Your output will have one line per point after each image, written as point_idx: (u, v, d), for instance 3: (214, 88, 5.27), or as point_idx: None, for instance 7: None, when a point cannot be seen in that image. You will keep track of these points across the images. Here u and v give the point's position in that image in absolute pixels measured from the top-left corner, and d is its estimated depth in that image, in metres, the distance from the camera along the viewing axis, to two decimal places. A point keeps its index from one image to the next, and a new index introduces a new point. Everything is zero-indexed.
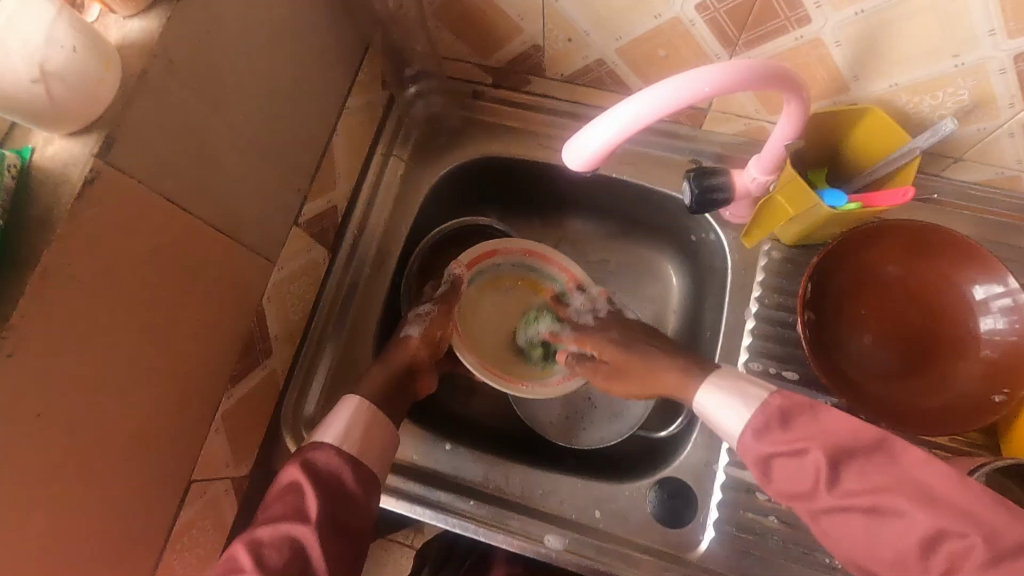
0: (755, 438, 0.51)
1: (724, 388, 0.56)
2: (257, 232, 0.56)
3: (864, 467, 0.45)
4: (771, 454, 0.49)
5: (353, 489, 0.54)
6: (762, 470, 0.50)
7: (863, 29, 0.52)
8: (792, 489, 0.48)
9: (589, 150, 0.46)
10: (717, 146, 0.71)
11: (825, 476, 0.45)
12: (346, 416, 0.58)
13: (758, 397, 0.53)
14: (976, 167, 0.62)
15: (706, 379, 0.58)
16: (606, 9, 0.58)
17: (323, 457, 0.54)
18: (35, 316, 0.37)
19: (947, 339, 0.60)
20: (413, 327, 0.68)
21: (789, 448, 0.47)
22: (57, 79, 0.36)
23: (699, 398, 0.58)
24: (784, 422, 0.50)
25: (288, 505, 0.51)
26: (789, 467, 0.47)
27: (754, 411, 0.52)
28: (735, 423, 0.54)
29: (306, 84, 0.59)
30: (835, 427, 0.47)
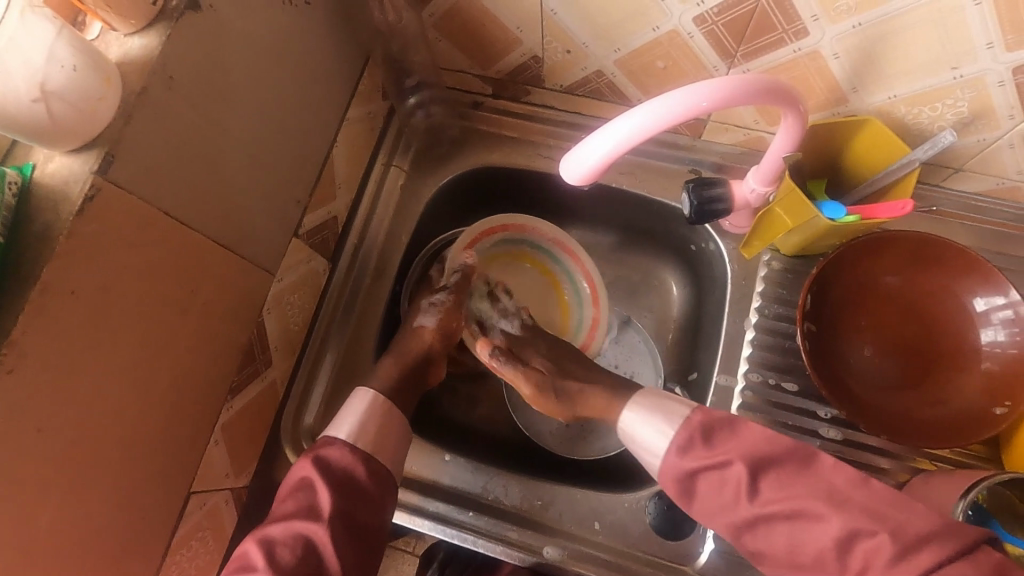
0: (678, 456, 0.52)
1: (644, 411, 0.57)
2: (258, 244, 0.56)
3: (778, 479, 0.48)
4: (695, 471, 0.51)
5: (365, 484, 0.55)
6: (683, 490, 0.52)
7: (861, 42, 0.52)
8: (714, 504, 0.50)
9: (586, 164, 0.47)
10: (716, 156, 0.71)
11: (745, 487, 0.48)
12: (359, 410, 0.59)
13: (679, 414, 0.54)
14: (975, 178, 0.62)
15: (631, 398, 0.60)
16: (604, 22, 0.58)
17: (336, 454, 0.55)
18: (34, 332, 0.37)
19: (947, 351, 0.60)
20: (427, 317, 0.68)
21: (712, 462, 0.50)
22: (57, 98, 0.36)
23: (622, 416, 0.59)
24: (705, 438, 0.52)
25: (300, 503, 0.52)
26: (713, 480, 0.50)
27: (675, 428, 0.53)
28: (655, 444, 0.55)
29: (306, 96, 0.59)
30: (748, 438, 0.50)
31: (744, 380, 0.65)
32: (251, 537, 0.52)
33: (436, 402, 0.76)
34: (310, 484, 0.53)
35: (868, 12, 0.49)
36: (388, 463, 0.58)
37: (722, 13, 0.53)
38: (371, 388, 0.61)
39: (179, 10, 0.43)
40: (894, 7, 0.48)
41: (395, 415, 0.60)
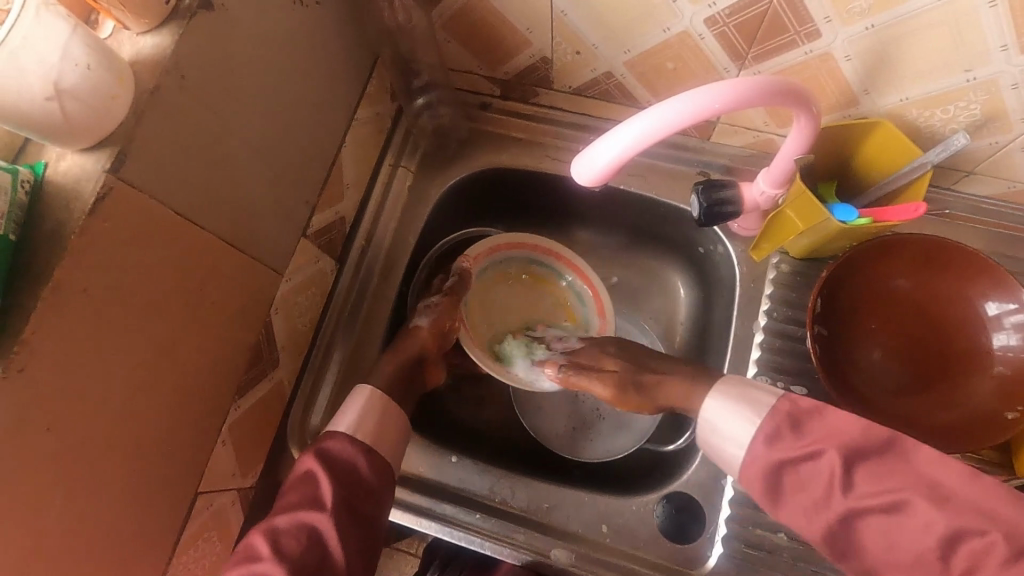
0: (766, 446, 0.48)
1: (728, 399, 0.52)
2: (267, 243, 0.56)
3: (875, 469, 0.43)
4: (785, 463, 0.46)
5: (367, 476, 0.54)
6: (772, 478, 0.47)
7: (873, 43, 0.51)
8: (805, 498, 0.45)
9: (598, 165, 0.46)
10: (725, 158, 0.70)
11: (839, 479, 0.43)
12: (358, 406, 0.58)
13: (766, 403, 0.50)
14: (986, 181, 0.62)
15: (712, 387, 0.55)
16: (615, 23, 0.58)
17: (337, 445, 0.55)
18: (46, 331, 0.37)
19: (958, 355, 0.60)
20: (423, 317, 0.68)
21: (802, 452, 0.45)
22: (71, 96, 0.36)
23: (706, 404, 0.53)
24: (795, 428, 0.47)
25: (303, 495, 0.51)
26: (803, 473, 0.45)
27: (764, 419, 0.49)
28: (745, 437, 0.49)
29: (315, 96, 0.59)
30: (839, 426, 0.45)
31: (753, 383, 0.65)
32: (252, 530, 0.51)
33: (442, 404, 0.76)
34: (312, 475, 0.52)
35: (881, 14, 0.49)
36: (387, 456, 0.57)
37: (733, 14, 0.53)
38: (371, 385, 0.60)
39: (191, 8, 0.43)
40: (908, 9, 0.48)
41: (392, 408, 0.59)
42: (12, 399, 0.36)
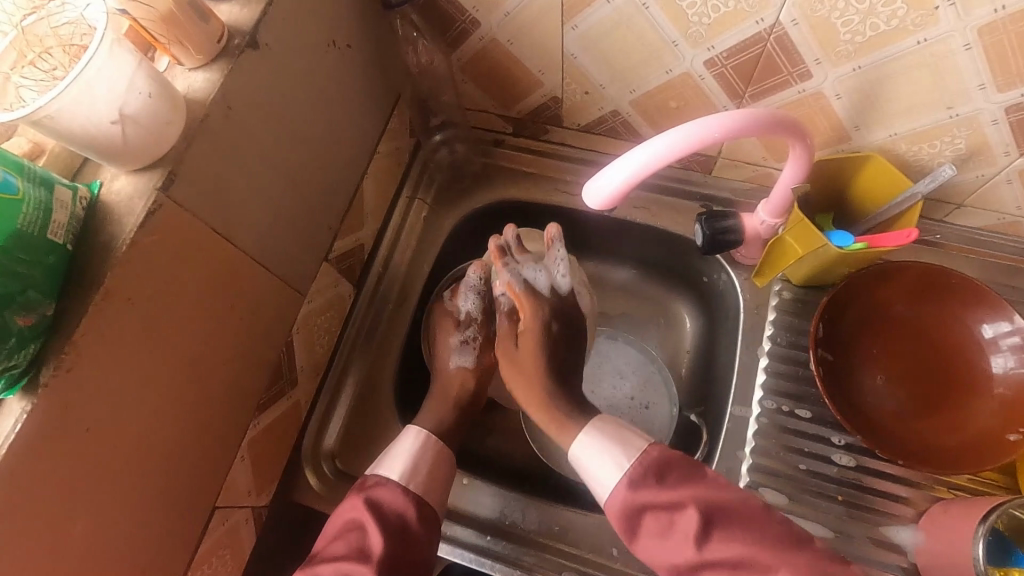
0: (629, 490, 0.54)
1: (597, 441, 0.58)
2: (292, 264, 0.59)
3: (730, 529, 0.50)
4: (647, 506, 0.53)
5: (413, 528, 0.57)
6: (631, 526, 0.53)
7: (861, 83, 0.56)
8: (655, 543, 0.52)
9: (607, 189, 0.50)
10: (727, 191, 0.74)
11: (695, 532, 0.50)
12: (410, 450, 0.61)
13: (636, 446, 0.56)
14: (976, 213, 0.65)
15: (588, 425, 0.60)
16: (621, 64, 0.63)
17: (388, 495, 0.58)
18: (94, 334, 0.40)
19: (960, 379, 0.61)
20: (463, 356, 0.71)
21: (667, 501, 0.52)
22: (133, 121, 0.40)
23: (576, 442, 0.59)
24: (659, 474, 0.54)
25: (351, 544, 0.54)
26: (668, 521, 0.52)
27: (632, 462, 0.55)
28: (608, 477, 0.56)
29: (342, 130, 0.63)
30: (705, 486, 0.53)
31: (759, 407, 0.66)
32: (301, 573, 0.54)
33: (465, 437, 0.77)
34: (363, 528, 0.55)
35: (866, 56, 0.53)
36: (437, 503, 0.60)
37: (731, 57, 0.57)
38: (421, 427, 0.63)
39: (240, 47, 0.47)
40: (891, 52, 0.52)
41: (446, 452, 0.63)
42: (60, 398, 0.38)
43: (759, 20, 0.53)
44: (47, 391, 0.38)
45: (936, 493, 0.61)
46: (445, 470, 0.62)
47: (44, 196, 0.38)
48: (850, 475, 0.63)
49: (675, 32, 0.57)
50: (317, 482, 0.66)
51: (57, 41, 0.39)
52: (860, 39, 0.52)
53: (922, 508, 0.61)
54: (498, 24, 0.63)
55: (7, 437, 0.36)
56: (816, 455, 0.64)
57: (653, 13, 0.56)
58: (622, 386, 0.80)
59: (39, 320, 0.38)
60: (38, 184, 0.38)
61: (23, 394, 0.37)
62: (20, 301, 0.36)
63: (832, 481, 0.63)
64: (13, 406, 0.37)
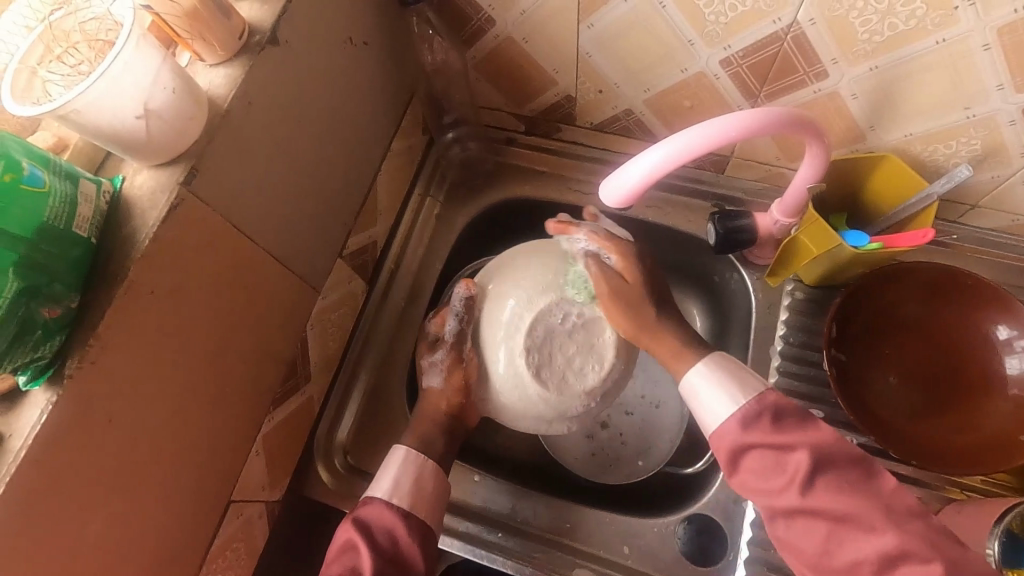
0: (739, 428, 0.51)
1: (712, 375, 0.55)
2: (307, 260, 0.60)
3: (838, 480, 0.47)
4: (752, 445, 0.50)
5: (405, 543, 0.55)
6: (733, 461, 0.51)
7: (878, 83, 0.56)
8: (757, 483, 0.50)
9: (625, 187, 0.50)
10: (740, 191, 0.74)
11: (803, 474, 0.47)
12: (392, 469, 0.59)
13: (754, 387, 0.53)
14: (990, 214, 0.65)
15: (703, 360, 0.57)
16: (637, 63, 0.63)
17: (375, 512, 0.55)
18: (117, 327, 0.40)
19: (974, 380, 0.61)
20: (433, 377, 0.65)
21: (778, 444, 0.49)
22: (157, 116, 0.40)
23: (685, 378, 0.56)
24: (775, 416, 0.51)
25: (345, 565, 0.52)
26: (777, 460, 0.49)
27: (748, 401, 0.52)
28: (717, 414, 0.53)
29: (358, 127, 0.64)
30: (817, 435, 0.49)
31: None
32: None
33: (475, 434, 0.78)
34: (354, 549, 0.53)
35: (884, 56, 0.53)
36: (428, 516, 0.58)
37: (747, 56, 0.57)
38: (403, 446, 0.61)
39: (261, 44, 0.47)
40: (908, 52, 0.52)
41: (429, 467, 0.60)
42: (84, 391, 0.39)
43: (777, 20, 0.53)
44: (72, 382, 0.38)
45: (948, 494, 0.61)
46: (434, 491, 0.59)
47: (69, 190, 0.38)
48: None
49: (691, 31, 0.57)
50: (329, 477, 0.66)
51: (83, 36, 0.40)
52: (877, 39, 0.52)
53: (934, 509, 0.61)
54: (514, 22, 0.63)
55: (33, 427, 0.37)
56: None
57: (670, 12, 0.56)
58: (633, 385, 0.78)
59: (64, 313, 0.38)
60: (64, 178, 0.38)
61: (49, 385, 0.38)
62: (46, 292, 0.37)
63: None
64: (39, 397, 0.38)
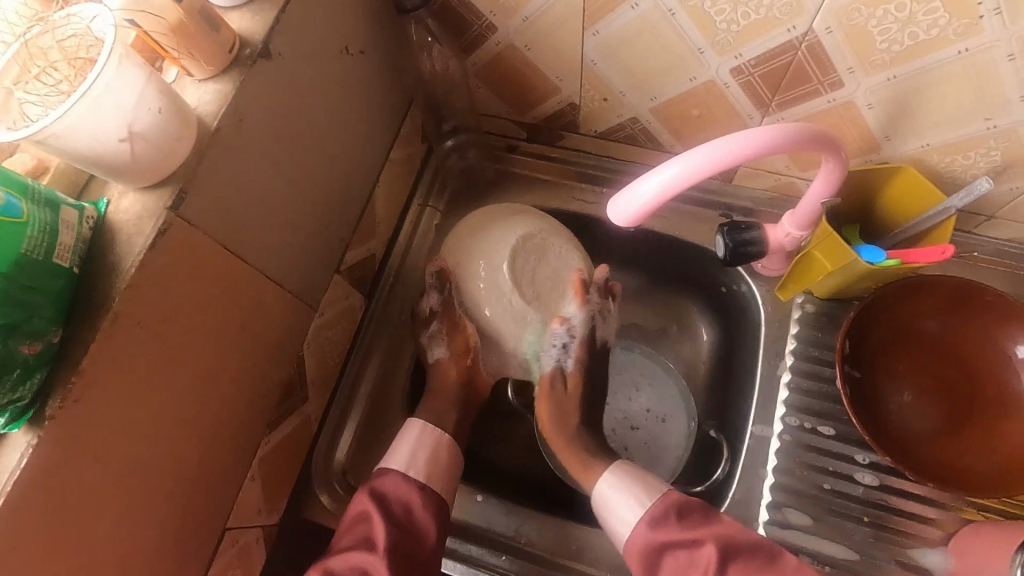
0: (649, 528, 0.56)
1: (619, 484, 0.60)
2: (301, 279, 0.58)
3: (745, 569, 0.50)
4: (666, 546, 0.54)
5: (421, 514, 0.57)
6: (648, 574, 0.54)
7: (895, 93, 0.54)
8: None
9: (637, 203, 0.47)
10: (748, 201, 0.72)
11: (713, 570, 0.50)
12: (412, 440, 0.61)
13: (657, 489, 0.58)
14: (1009, 226, 0.63)
15: (609, 467, 0.62)
16: (643, 71, 0.61)
17: (391, 484, 0.58)
18: (101, 361, 0.38)
19: (991, 397, 0.59)
20: (437, 348, 0.69)
21: (688, 540, 0.53)
22: (143, 138, 0.38)
23: (595, 487, 0.61)
24: (680, 515, 0.55)
25: (358, 536, 0.54)
26: (681, 558, 0.53)
27: (653, 501, 0.57)
28: (629, 519, 0.57)
29: (356, 138, 0.62)
30: (726, 525, 0.53)
31: (781, 424, 0.65)
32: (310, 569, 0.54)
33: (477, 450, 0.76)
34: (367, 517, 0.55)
35: (902, 66, 0.51)
36: (441, 488, 0.60)
37: (759, 65, 0.55)
38: (422, 419, 0.64)
39: (252, 58, 0.45)
40: (928, 61, 0.50)
41: (447, 442, 0.63)
42: (68, 431, 0.37)
43: (792, 28, 0.51)
44: (54, 423, 0.36)
45: (966, 515, 0.60)
46: (449, 467, 0.62)
47: (50, 218, 0.36)
48: (877, 495, 0.61)
49: (701, 39, 0.55)
50: (329, 500, 0.64)
51: (62, 54, 0.37)
52: (897, 48, 0.50)
53: (951, 530, 0.59)
54: (516, 29, 0.61)
55: (11, 474, 0.35)
56: (839, 474, 0.62)
57: (679, 19, 0.54)
58: (638, 399, 0.79)
59: (45, 349, 0.36)
60: (44, 206, 0.36)
61: (30, 426, 0.36)
62: (25, 329, 0.35)
63: (858, 501, 0.61)
64: (19, 439, 0.36)
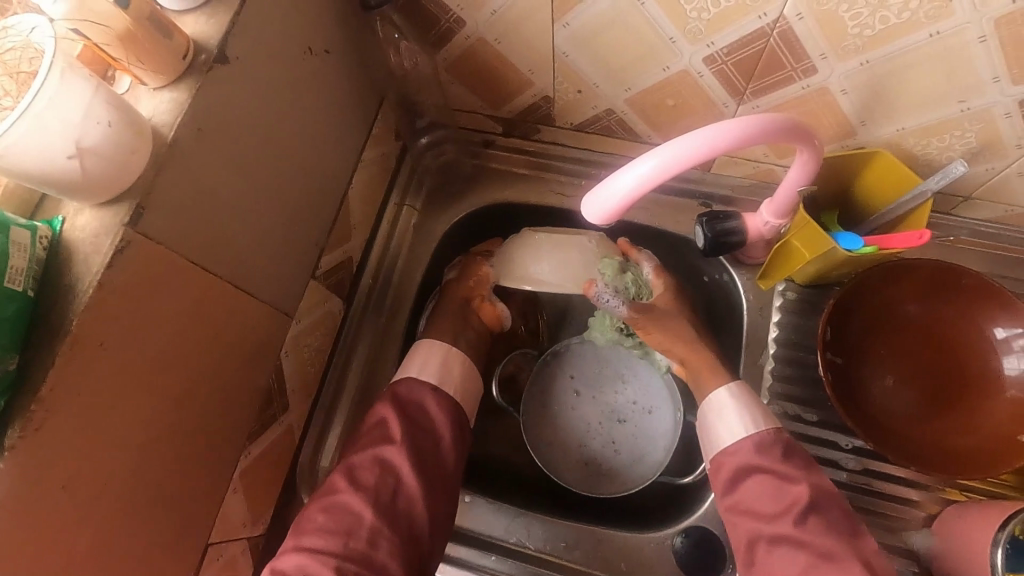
0: (754, 452, 0.59)
1: (740, 405, 0.61)
2: (275, 287, 0.57)
3: (826, 522, 0.54)
4: (760, 470, 0.58)
5: (433, 411, 0.64)
6: (736, 479, 0.59)
7: (869, 78, 0.53)
8: (756, 507, 0.57)
9: (612, 200, 0.46)
10: (727, 189, 0.72)
11: (799, 507, 0.54)
12: (423, 352, 0.68)
13: (771, 424, 0.60)
14: (985, 206, 0.63)
15: (732, 381, 0.64)
16: (616, 62, 0.60)
17: (405, 389, 0.65)
18: (62, 387, 0.37)
19: (971, 379, 0.59)
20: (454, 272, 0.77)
21: (784, 474, 0.56)
22: (93, 154, 0.37)
23: (715, 394, 0.63)
24: (787, 452, 0.58)
25: (376, 436, 0.61)
26: (776, 485, 0.56)
27: (762, 432, 0.59)
28: (728, 436, 0.61)
29: (325, 141, 0.60)
30: (823, 482, 0.56)
31: None
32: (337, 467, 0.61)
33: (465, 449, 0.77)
34: (385, 422, 0.62)
35: (875, 50, 0.50)
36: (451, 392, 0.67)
37: (731, 53, 0.55)
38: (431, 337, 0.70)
39: (208, 63, 0.43)
40: (901, 45, 0.49)
41: (457, 355, 0.69)
42: (30, 460, 0.36)
43: (762, 15, 0.50)
44: (14, 452, 0.35)
45: (946, 496, 0.61)
46: (462, 374, 0.69)
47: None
48: (861, 480, 0.62)
49: (672, 28, 0.54)
50: None
51: (3, 68, 0.35)
52: (868, 33, 0.49)
53: (933, 511, 0.60)
54: (485, 22, 0.59)
55: None
56: (823, 460, 0.63)
57: (649, 9, 0.53)
58: (624, 391, 0.78)
59: (2, 376, 0.35)
60: None
61: None
62: None
63: (841, 486, 0.62)
64: None
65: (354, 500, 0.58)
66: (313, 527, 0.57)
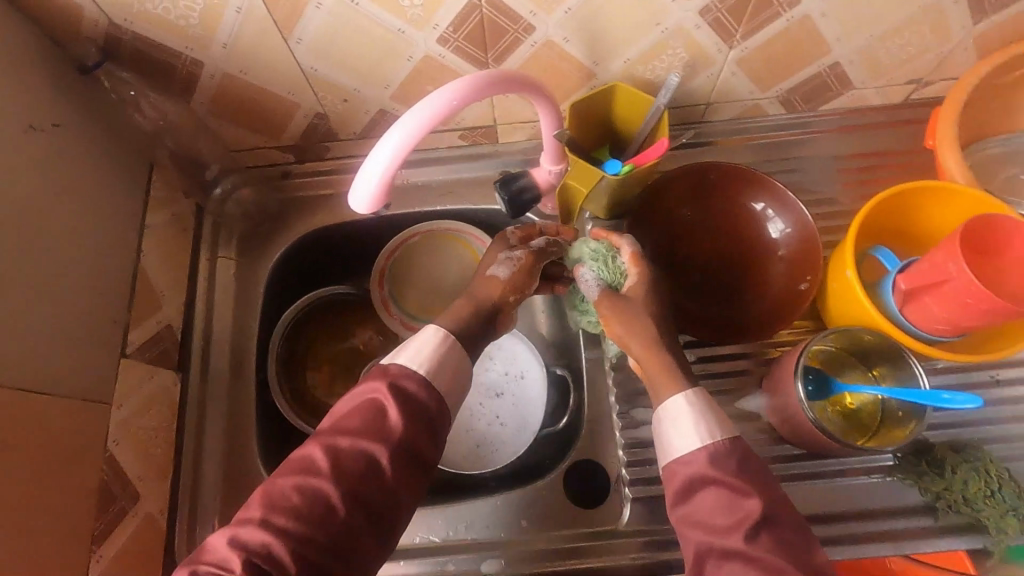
0: (707, 463, 0.49)
1: (696, 413, 0.51)
2: (71, 378, 0.54)
3: (778, 538, 0.45)
4: (711, 482, 0.48)
5: (432, 408, 0.53)
6: (687, 492, 0.49)
7: (578, 23, 0.59)
8: (704, 521, 0.47)
9: (369, 188, 0.48)
10: (518, 153, 0.77)
11: (752, 522, 0.45)
12: (433, 346, 0.55)
13: (727, 432, 0.51)
14: (725, 106, 0.74)
15: (692, 387, 0.54)
16: (362, 64, 0.62)
17: (412, 385, 0.53)
18: None
19: (753, 253, 0.68)
20: (500, 266, 0.61)
21: (737, 485, 0.47)
22: None
23: (672, 399, 0.52)
24: (743, 463, 0.49)
25: (365, 420, 0.50)
26: (727, 496, 0.47)
27: (716, 441, 0.50)
28: (681, 445, 0.51)
29: (86, 217, 0.58)
30: (775, 493, 0.48)
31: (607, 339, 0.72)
32: (308, 441, 0.51)
33: None
34: (381, 410, 0.51)
35: None
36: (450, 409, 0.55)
37: (457, 30, 0.59)
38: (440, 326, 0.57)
39: None
40: None
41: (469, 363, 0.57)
42: None
43: None
44: None
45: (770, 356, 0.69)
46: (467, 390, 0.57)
47: None
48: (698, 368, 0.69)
49: (396, 21, 0.57)
50: None
51: None
52: None
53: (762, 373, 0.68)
54: (221, 57, 0.60)
55: None
56: None
57: (366, 8, 0.55)
58: (493, 366, 0.80)
59: None
60: None
61: None
62: None
63: None
64: None
65: (328, 488, 0.47)
66: (283, 505, 0.47)
